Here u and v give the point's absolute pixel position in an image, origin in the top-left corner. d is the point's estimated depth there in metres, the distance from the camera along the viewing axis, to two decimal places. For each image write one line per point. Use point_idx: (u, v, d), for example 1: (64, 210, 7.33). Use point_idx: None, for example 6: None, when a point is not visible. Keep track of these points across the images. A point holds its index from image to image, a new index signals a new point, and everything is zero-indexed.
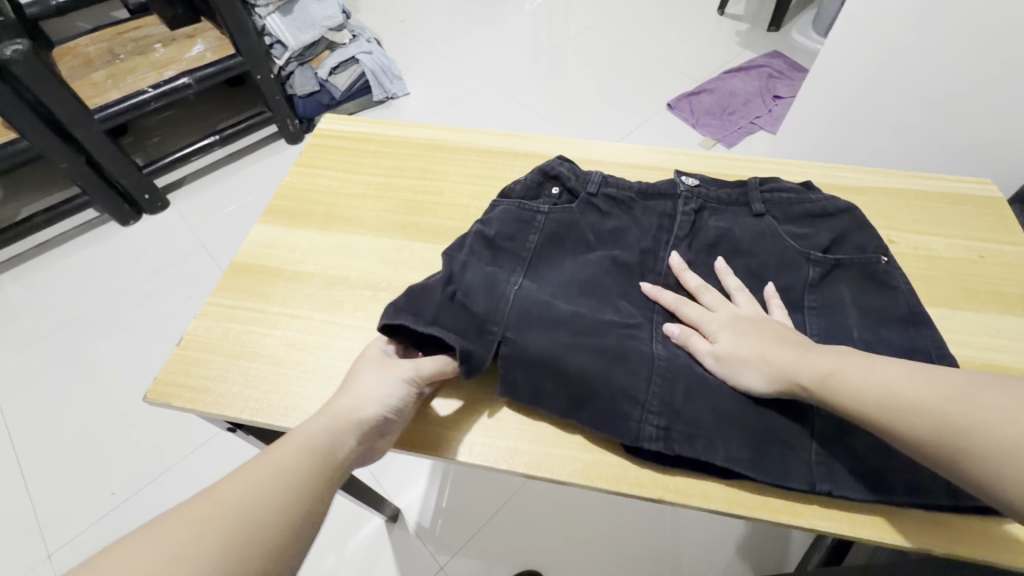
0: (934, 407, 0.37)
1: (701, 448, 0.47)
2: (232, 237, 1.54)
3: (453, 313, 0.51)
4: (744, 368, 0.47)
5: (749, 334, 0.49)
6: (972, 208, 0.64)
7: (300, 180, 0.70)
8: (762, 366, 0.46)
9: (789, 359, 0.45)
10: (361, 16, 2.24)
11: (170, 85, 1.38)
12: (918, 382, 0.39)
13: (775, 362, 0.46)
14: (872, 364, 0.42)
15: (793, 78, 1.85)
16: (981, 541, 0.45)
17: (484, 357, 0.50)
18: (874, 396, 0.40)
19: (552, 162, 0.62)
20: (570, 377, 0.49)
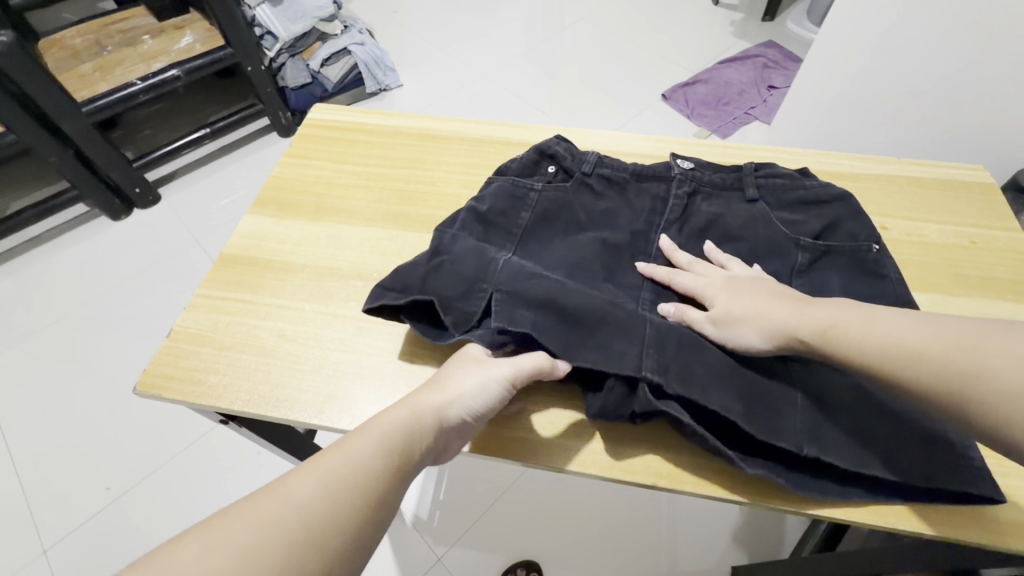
0: (939, 351, 0.37)
1: (698, 393, 0.45)
2: (224, 231, 1.53)
3: (441, 277, 0.50)
4: (743, 325, 0.47)
5: (745, 293, 0.48)
6: (964, 194, 0.64)
7: (290, 171, 0.69)
8: (761, 322, 0.46)
9: (787, 314, 0.45)
10: (354, 7, 2.21)
11: (158, 77, 1.35)
12: (921, 327, 0.39)
13: (775, 318, 0.45)
14: (870, 314, 0.42)
15: (788, 68, 1.84)
16: (973, 528, 0.46)
17: (469, 317, 0.49)
18: (877, 346, 0.40)
19: (549, 141, 0.61)
20: (564, 322, 0.48)
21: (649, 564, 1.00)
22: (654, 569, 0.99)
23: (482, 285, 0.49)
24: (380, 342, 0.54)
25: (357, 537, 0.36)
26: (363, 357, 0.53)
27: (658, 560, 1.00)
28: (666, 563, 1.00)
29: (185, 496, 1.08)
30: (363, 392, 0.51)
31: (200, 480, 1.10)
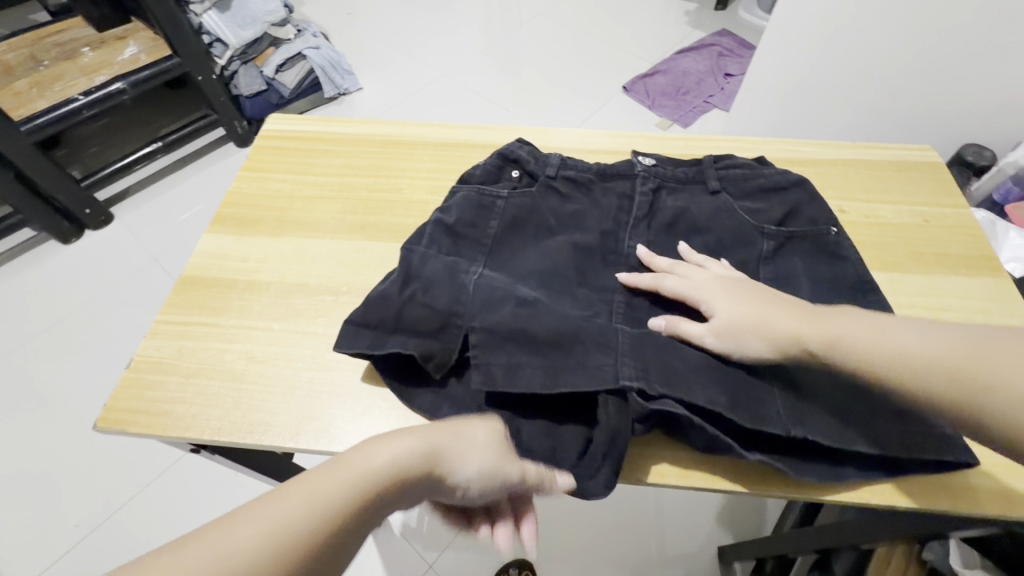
0: (932, 360, 0.39)
1: (681, 388, 0.45)
2: (185, 247, 1.48)
3: (417, 309, 0.48)
4: (749, 335, 0.47)
5: (742, 298, 0.49)
6: (914, 174, 0.66)
7: (249, 186, 0.67)
8: (764, 332, 0.46)
9: (791, 325, 0.45)
10: (306, 10, 2.16)
11: (103, 91, 1.29)
12: (917, 334, 0.41)
13: (776, 326, 0.46)
14: (866, 323, 0.43)
15: (742, 56, 1.89)
16: (940, 497, 0.48)
17: (451, 354, 0.48)
18: (887, 357, 0.41)
19: (511, 146, 0.61)
20: (543, 342, 0.47)
21: (638, 552, 1.01)
22: (643, 555, 1.01)
23: (457, 316, 0.48)
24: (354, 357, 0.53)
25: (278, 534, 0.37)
26: (338, 374, 0.52)
27: (647, 547, 1.02)
28: (655, 549, 1.01)
29: (162, 526, 1.04)
30: (340, 411, 0.50)
31: (176, 508, 1.06)
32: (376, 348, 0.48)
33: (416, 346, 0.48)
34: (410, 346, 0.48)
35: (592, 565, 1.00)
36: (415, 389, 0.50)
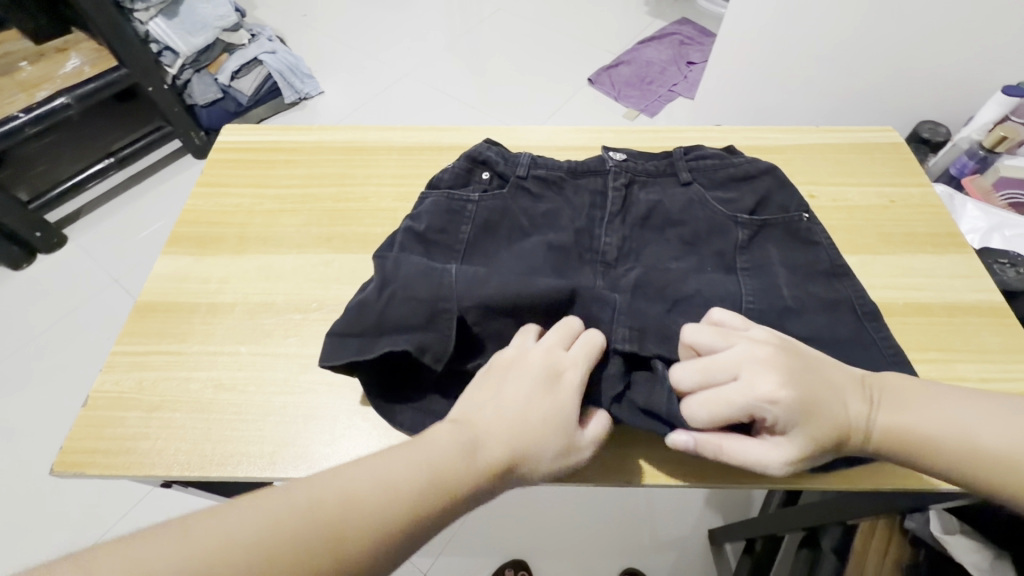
0: (1002, 455, 0.38)
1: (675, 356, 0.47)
2: (145, 267, 1.41)
3: (402, 307, 0.46)
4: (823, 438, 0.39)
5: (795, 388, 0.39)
6: (877, 155, 0.67)
7: (205, 203, 0.63)
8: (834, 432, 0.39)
9: (863, 421, 0.40)
10: (259, 13, 2.09)
11: (45, 107, 1.22)
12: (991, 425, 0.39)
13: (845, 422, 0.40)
14: (935, 408, 0.40)
15: (703, 44, 1.91)
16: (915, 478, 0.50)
17: (446, 344, 0.46)
18: (963, 455, 0.39)
19: (479, 148, 0.59)
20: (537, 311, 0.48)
21: (631, 543, 1.02)
22: (637, 546, 1.01)
23: (445, 307, 0.46)
24: (328, 376, 0.51)
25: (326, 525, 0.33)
26: (312, 396, 0.50)
27: (639, 538, 1.02)
28: (648, 539, 1.02)
29: None
30: (317, 435, 0.48)
31: None
32: (358, 356, 0.46)
33: (409, 342, 0.45)
34: (402, 343, 0.45)
35: (587, 561, 1.00)
36: (397, 406, 0.48)
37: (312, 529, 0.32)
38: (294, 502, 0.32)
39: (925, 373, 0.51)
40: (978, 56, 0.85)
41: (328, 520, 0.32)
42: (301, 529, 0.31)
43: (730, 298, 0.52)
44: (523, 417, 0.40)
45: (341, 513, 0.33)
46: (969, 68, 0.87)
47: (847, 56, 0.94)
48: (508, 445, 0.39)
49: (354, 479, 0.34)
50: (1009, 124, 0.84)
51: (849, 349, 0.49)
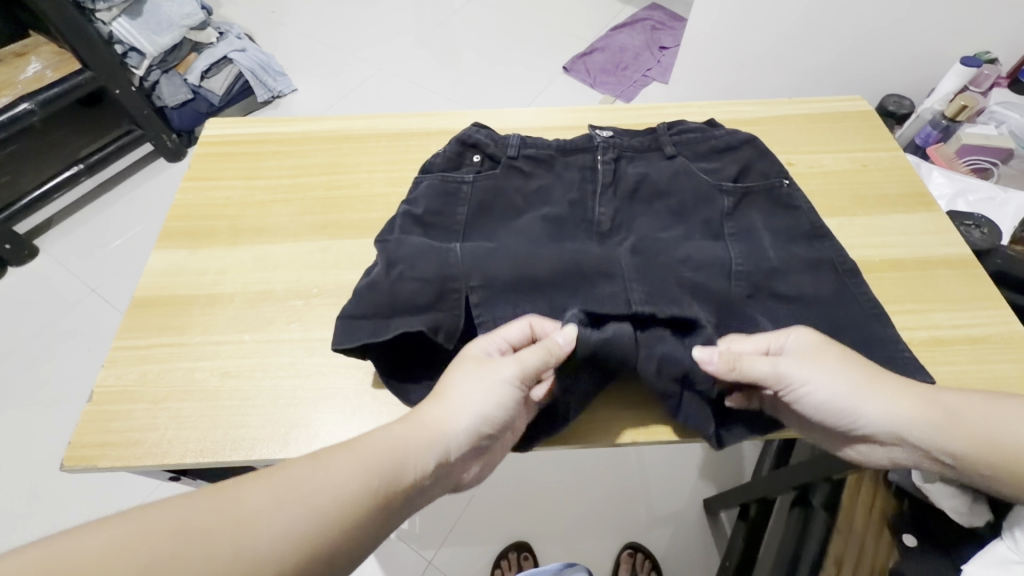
0: None
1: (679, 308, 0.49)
2: (126, 274, 1.39)
3: (409, 286, 0.47)
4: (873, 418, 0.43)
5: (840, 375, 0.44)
6: (849, 123, 0.70)
7: (195, 197, 0.63)
8: (890, 414, 0.43)
9: (937, 414, 0.42)
10: (224, 11, 2.04)
11: (8, 114, 1.18)
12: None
13: (909, 413, 0.42)
14: (991, 414, 0.42)
15: (675, 28, 1.93)
16: None
17: (457, 321, 0.48)
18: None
19: (468, 131, 0.60)
20: (541, 282, 0.50)
21: (629, 515, 1.05)
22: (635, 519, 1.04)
23: (455, 281, 0.48)
24: (334, 359, 0.52)
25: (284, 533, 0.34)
26: (320, 378, 0.50)
27: (637, 510, 1.05)
28: (645, 510, 1.05)
29: None
30: (327, 414, 0.48)
31: None
32: (373, 335, 0.46)
33: (421, 321, 0.47)
34: (415, 322, 0.46)
35: (588, 534, 1.03)
36: (410, 384, 0.49)
37: (233, 529, 0.33)
38: (220, 501, 0.34)
39: (902, 323, 0.54)
40: (936, 28, 0.89)
41: (249, 519, 0.33)
42: (226, 523, 0.33)
43: (721, 261, 0.53)
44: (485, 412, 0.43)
45: (265, 514, 0.34)
46: (929, 40, 0.91)
47: (814, 32, 0.97)
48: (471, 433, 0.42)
49: (279, 481, 0.36)
50: (967, 94, 0.89)
51: (832, 306, 0.52)
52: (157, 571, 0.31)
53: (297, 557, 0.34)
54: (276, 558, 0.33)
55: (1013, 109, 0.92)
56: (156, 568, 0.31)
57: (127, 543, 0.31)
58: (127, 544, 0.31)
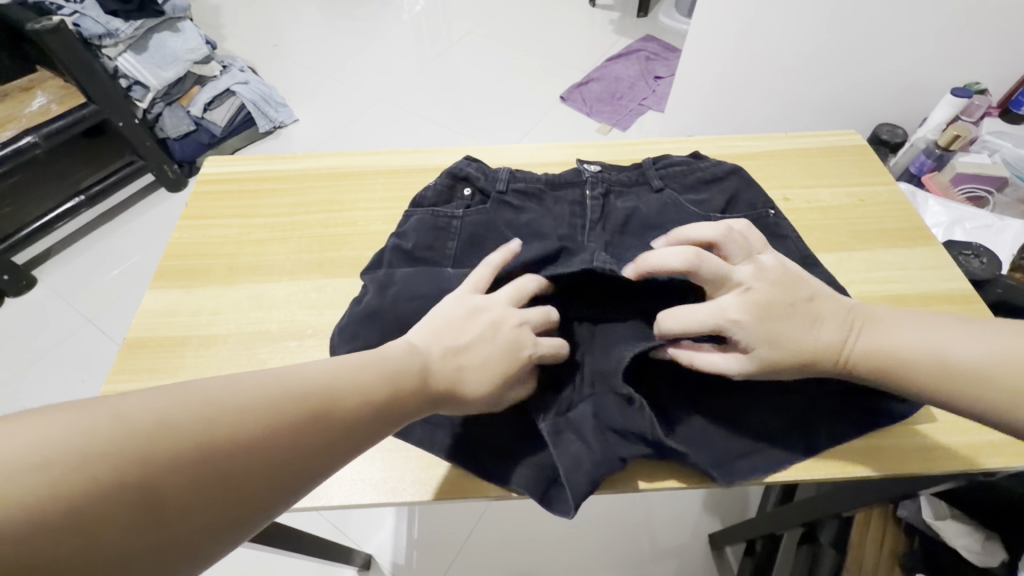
0: (977, 375, 0.40)
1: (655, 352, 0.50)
2: (124, 305, 1.38)
3: (408, 307, 0.50)
4: (780, 351, 0.43)
5: (773, 308, 0.43)
6: (844, 157, 0.71)
7: (192, 235, 0.63)
8: (819, 341, 0.43)
9: (835, 336, 0.43)
10: (229, 45, 2.09)
11: (10, 147, 1.19)
12: (981, 345, 0.40)
13: (824, 334, 0.43)
14: (906, 326, 0.43)
15: (669, 58, 1.98)
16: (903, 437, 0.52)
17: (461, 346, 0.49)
18: (930, 366, 0.41)
19: (460, 164, 0.60)
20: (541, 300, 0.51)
21: (633, 553, 1.01)
22: (637, 556, 1.01)
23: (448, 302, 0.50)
24: None
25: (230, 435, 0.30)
26: None
27: (640, 546, 1.02)
28: (648, 547, 1.02)
29: None
30: None
31: None
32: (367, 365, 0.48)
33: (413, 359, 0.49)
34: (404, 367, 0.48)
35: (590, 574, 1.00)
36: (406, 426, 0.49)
37: (199, 425, 0.29)
38: (196, 391, 0.31)
39: None
40: (926, 62, 0.91)
41: (220, 412, 0.30)
42: (206, 417, 0.30)
43: None
44: (477, 356, 0.43)
45: (244, 408, 0.31)
46: (920, 74, 0.93)
47: (807, 65, 0.99)
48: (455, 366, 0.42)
49: (257, 376, 0.33)
50: (959, 123, 0.89)
51: None
52: (122, 467, 0.27)
53: (236, 454, 0.30)
54: (234, 476, 0.30)
55: (1005, 139, 0.93)
56: (131, 453, 0.27)
57: (82, 431, 0.27)
58: (87, 426, 0.27)
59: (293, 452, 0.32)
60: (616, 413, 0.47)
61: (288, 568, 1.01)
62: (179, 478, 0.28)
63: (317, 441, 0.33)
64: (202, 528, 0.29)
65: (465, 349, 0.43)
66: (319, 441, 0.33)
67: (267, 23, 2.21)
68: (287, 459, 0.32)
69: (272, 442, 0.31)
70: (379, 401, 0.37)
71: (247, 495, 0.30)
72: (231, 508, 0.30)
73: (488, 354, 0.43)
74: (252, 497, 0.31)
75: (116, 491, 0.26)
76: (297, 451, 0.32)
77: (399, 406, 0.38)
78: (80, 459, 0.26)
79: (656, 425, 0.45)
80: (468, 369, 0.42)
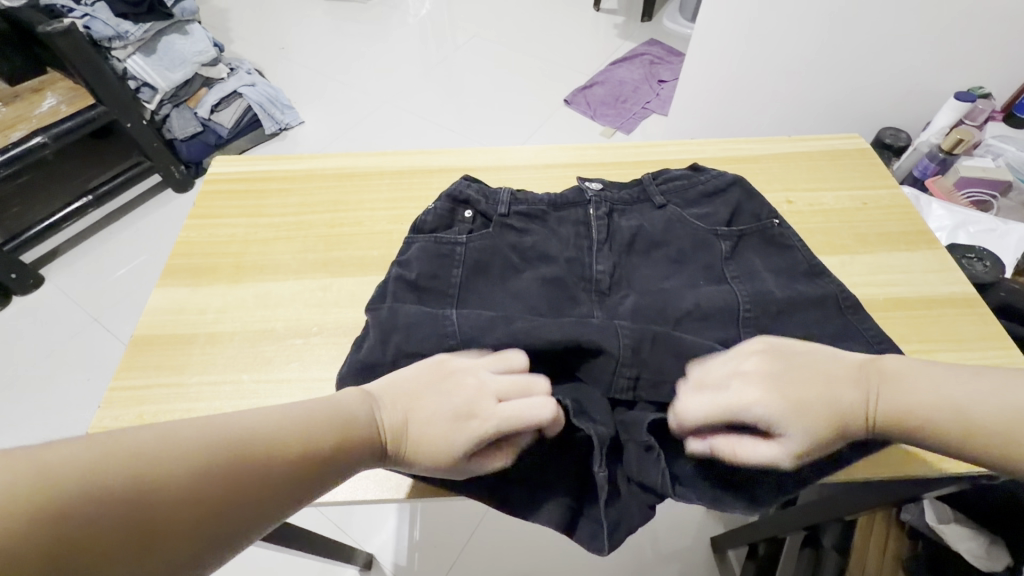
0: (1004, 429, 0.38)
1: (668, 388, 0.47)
2: (130, 304, 1.39)
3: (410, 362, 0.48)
4: (808, 416, 0.42)
5: (790, 384, 0.43)
6: (847, 160, 0.71)
7: (198, 234, 0.64)
8: (840, 405, 0.41)
9: (856, 398, 0.42)
10: (236, 48, 2.11)
11: (20, 147, 1.21)
12: (1005, 395, 0.38)
13: (843, 396, 0.42)
14: (927, 376, 0.41)
15: (672, 62, 1.98)
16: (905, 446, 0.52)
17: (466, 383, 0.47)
18: (954, 421, 0.39)
19: (459, 187, 0.60)
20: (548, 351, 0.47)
21: (634, 556, 1.01)
22: (638, 559, 1.01)
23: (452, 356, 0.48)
24: None
25: (168, 479, 0.32)
26: None
27: (642, 549, 1.02)
28: (650, 550, 1.02)
29: None
30: None
31: None
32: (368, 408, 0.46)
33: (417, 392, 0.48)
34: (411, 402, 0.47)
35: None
36: None
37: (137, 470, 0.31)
38: (146, 435, 0.32)
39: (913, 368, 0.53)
40: (930, 66, 0.91)
41: (157, 455, 0.32)
42: (153, 462, 0.32)
43: (728, 309, 0.52)
44: (422, 417, 0.43)
45: (190, 453, 0.33)
46: (923, 79, 0.93)
47: (811, 69, 1.00)
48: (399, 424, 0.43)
49: (207, 422, 0.35)
50: (963, 128, 0.89)
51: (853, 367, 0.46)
52: (68, 505, 0.28)
53: (174, 498, 0.31)
54: (172, 521, 0.31)
55: (1009, 143, 0.93)
56: (76, 493, 0.29)
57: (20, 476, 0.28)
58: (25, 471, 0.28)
59: (232, 495, 0.34)
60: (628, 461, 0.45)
61: (290, 567, 1.02)
62: (111, 521, 0.29)
63: (255, 481, 0.35)
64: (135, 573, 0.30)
65: (416, 409, 0.43)
66: (259, 482, 0.35)
67: (273, 27, 2.23)
68: (224, 510, 0.33)
69: (212, 485, 0.33)
70: (323, 449, 0.38)
71: (182, 537, 0.31)
72: (166, 555, 0.31)
73: (434, 418, 0.43)
74: (188, 545, 0.32)
75: (58, 529, 0.28)
76: (238, 493, 0.34)
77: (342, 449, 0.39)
78: (28, 494, 0.28)
79: (667, 478, 0.44)
80: (412, 428, 0.43)
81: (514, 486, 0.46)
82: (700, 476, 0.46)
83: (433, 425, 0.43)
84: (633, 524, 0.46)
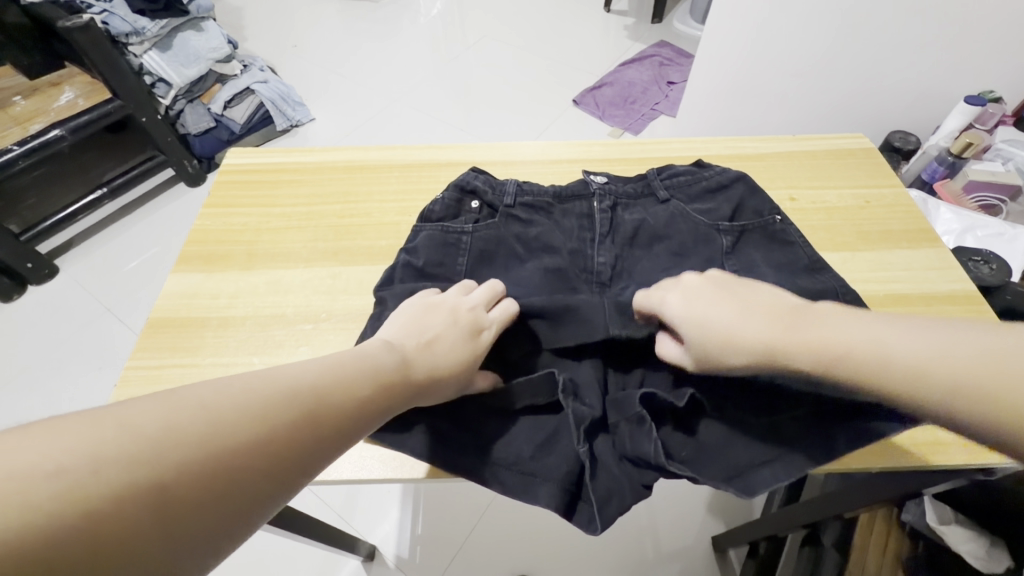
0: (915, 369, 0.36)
1: None
2: (142, 295, 1.42)
3: None
4: (722, 346, 0.43)
5: (711, 309, 0.45)
6: (851, 160, 0.72)
7: (212, 222, 0.65)
8: (749, 333, 0.42)
9: (763, 328, 0.42)
10: (250, 45, 2.14)
11: (38, 140, 1.23)
12: (920, 339, 0.36)
13: (757, 327, 0.42)
14: (846, 320, 0.40)
15: (682, 64, 1.99)
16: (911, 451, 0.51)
17: None
18: (866, 360, 0.37)
19: (467, 177, 0.61)
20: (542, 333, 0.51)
21: (634, 552, 1.02)
22: (639, 556, 1.02)
23: None
24: None
25: (234, 431, 0.30)
26: None
27: (643, 546, 1.03)
28: (651, 547, 1.02)
29: None
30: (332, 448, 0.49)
31: None
32: None
33: None
34: None
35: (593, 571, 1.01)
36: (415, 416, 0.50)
37: (204, 424, 0.29)
38: (195, 398, 0.30)
39: None
40: (941, 67, 0.91)
41: (218, 410, 0.30)
42: (210, 425, 0.29)
43: None
44: (436, 334, 0.45)
45: (242, 409, 0.31)
46: (932, 81, 0.93)
47: (818, 70, 1.00)
48: (418, 344, 0.44)
49: (245, 379, 0.33)
50: (973, 131, 0.89)
51: None
52: (134, 473, 0.26)
53: (243, 447, 0.30)
54: (239, 478, 0.30)
55: (1019, 147, 0.92)
56: (143, 460, 0.26)
57: (90, 443, 0.26)
58: (92, 442, 0.26)
59: (294, 444, 0.32)
60: (625, 437, 0.46)
61: (296, 555, 1.03)
62: (181, 483, 0.27)
63: (311, 430, 0.34)
64: (209, 532, 0.28)
65: (423, 330, 0.45)
66: (319, 431, 0.34)
67: (287, 25, 2.26)
68: (291, 461, 0.32)
69: (271, 433, 0.32)
70: (371, 398, 0.38)
71: (250, 487, 0.30)
72: (234, 513, 0.30)
73: (446, 335, 0.45)
74: (259, 498, 0.31)
75: (128, 498, 0.25)
76: (297, 440, 0.33)
77: (386, 397, 0.39)
78: (96, 466, 0.25)
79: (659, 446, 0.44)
80: (431, 347, 0.44)
81: (513, 474, 0.47)
82: (692, 457, 0.46)
83: (450, 339, 0.45)
84: (625, 502, 0.45)
